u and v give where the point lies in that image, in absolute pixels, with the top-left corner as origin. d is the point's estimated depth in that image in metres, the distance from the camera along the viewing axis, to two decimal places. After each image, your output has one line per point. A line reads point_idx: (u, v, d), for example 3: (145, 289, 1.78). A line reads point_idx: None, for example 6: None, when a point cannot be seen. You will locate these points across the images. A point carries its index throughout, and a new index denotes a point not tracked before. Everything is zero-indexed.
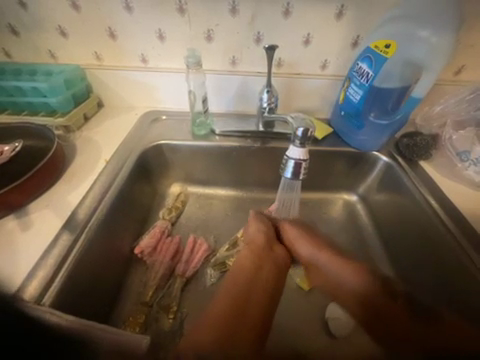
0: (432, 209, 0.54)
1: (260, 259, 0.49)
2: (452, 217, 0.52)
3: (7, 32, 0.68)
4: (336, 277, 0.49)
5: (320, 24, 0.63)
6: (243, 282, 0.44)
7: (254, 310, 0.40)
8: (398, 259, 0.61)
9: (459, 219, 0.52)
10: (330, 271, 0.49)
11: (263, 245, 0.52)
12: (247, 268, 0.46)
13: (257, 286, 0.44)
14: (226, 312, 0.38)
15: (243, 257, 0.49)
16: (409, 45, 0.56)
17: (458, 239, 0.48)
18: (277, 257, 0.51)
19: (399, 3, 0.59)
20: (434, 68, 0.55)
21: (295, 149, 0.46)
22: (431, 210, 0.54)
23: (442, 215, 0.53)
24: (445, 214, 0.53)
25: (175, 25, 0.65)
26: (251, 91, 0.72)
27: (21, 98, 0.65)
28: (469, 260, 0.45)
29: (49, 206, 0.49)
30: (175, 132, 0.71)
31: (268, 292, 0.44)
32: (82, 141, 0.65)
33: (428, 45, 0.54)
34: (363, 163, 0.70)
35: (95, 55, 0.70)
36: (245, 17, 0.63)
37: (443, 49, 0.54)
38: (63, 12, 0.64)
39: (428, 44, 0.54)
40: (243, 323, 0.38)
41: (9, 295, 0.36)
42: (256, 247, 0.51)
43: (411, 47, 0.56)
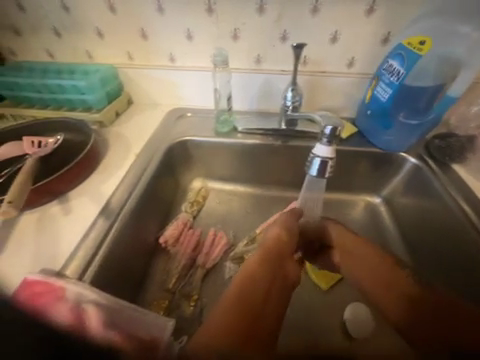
0: (465, 214, 0.51)
1: (273, 265, 0.43)
2: None
3: (51, 35, 0.74)
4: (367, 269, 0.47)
5: (349, 20, 0.62)
6: (256, 287, 0.39)
7: (263, 323, 0.36)
8: (424, 265, 0.58)
9: None
10: (363, 266, 0.48)
11: (277, 251, 0.45)
12: (257, 277, 0.41)
13: (265, 297, 0.39)
14: (236, 319, 0.35)
15: (252, 262, 0.43)
16: (446, 42, 0.54)
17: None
18: (289, 268, 0.44)
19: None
20: (474, 64, 0.51)
21: (321, 148, 0.46)
22: (463, 214, 0.51)
23: (475, 220, 0.50)
24: (478, 219, 0.50)
25: (203, 25, 0.67)
26: (274, 89, 0.73)
27: (61, 95, 0.70)
28: None
29: (86, 195, 0.53)
30: (199, 129, 0.73)
31: (277, 303, 0.40)
32: (113, 136, 0.70)
33: (468, 41, 0.52)
34: (388, 164, 0.67)
35: (128, 55, 0.74)
36: (272, 15, 0.64)
37: None
38: (101, 15, 0.69)
39: (467, 39, 0.52)
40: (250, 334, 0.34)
41: (54, 271, 0.40)
42: (270, 251, 0.45)
43: (448, 45, 0.54)
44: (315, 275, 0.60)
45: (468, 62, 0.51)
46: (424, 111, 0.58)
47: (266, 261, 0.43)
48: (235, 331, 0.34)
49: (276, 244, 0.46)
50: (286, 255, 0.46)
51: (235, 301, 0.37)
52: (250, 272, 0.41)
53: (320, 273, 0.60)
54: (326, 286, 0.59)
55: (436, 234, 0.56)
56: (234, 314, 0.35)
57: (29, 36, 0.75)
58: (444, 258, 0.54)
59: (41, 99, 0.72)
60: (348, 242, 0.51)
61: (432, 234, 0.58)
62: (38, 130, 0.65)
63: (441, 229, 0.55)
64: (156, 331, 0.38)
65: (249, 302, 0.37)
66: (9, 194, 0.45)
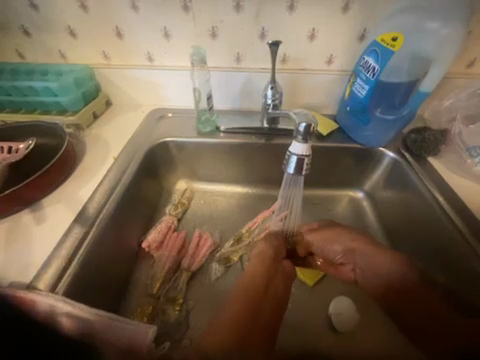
0: (439, 204, 0.53)
1: (271, 269, 0.49)
2: (458, 212, 0.52)
3: (19, 34, 0.70)
4: (378, 265, 0.48)
5: (326, 18, 0.63)
6: (255, 286, 0.44)
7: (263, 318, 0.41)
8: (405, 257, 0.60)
9: (465, 214, 0.51)
10: (372, 266, 0.49)
11: (273, 256, 0.51)
12: (256, 280, 0.45)
13: (264, 296, 0.44)
14: (241, 318, 0.38)
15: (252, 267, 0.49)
16: (417, 39, 0.55)
17: (464, 234, 0.48)
18: (285, 268, 0.51)
19: None
20: (443, 61, 0.53)
21: (297, 146, 0.46)
22: (439, 206, 0.53)
23: (449, 211, 0.52)
24: (452, 211, 0.52)
25: (180, 23, 0.65)
26: (256, 88, 0.72)
27: (33, 98, 0.67)
28: (471, 251, 0.46)
29: (61, 201, 0.51)
30: (181, 130, 0.72)
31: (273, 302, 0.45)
32: (91, 139, 0.67)
33: (437, 38, 0.53)
34: (368, 160, 0.69)
35: (103, 54, 0.71)
36: (250, 13, 0.63)
37: (454, 42, 0.53)
38: (72, 13, 0.66)
39: (437, 36, 0.53)
40: (253, 330, 0.38)
41: (25, 284, 0.38)
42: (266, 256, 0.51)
43: (419, 42, 0.55)
44: (301, 273, 0.61)
45: (437, 58, 0.54)
46: (399, 107, 0.59)
47: (264, 266, 0.49)
48: (238, 329, 0.37)
49: (271, 249, 0.52)
50: (281, 258, 0.53)
51: (239, 302, 0.41)
52: (250, 276, 0.46)
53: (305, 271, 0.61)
54: (312, 283, 0.60)
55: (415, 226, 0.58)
56: (239, 313, 0.39)
57: None
58: (423, 250, 0.56)
59: (11, 102, 0.68)
60: (355, 253, 0.51)
61: (412, 226, 0.59)
62: (8, 135, 0.62)
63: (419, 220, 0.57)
64: (138, 338, 0.36)
65: (254, 301, 0.42)
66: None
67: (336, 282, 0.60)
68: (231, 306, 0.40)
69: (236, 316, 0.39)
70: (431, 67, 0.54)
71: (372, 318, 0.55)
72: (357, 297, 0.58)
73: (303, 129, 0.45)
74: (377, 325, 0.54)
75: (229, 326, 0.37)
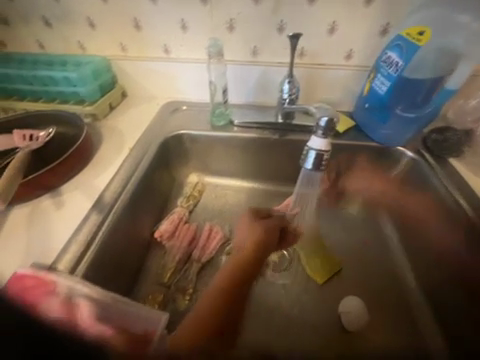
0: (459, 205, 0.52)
1: (256, 258, 0.45)
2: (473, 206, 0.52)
3: (41, 24, 0.71)
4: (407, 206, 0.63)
5: (346, 10, 0.61)
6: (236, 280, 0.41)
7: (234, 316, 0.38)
8: (420, 260, 0.59)
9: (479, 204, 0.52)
10: (405, 208, 0.63)
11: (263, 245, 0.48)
12: (237, 271, 0.42)
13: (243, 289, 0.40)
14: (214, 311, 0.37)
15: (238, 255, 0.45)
16: (445, 33, 0.53)
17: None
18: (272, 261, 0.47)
19: None
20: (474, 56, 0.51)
21: (317, 140, 0.45)
22: (459, 209, 0.52)
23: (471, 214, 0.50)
24: (473, 213, 0.50)
25: (198, 15, 0.65)
26: (271, 82, 0.71)
27: (53, 87, 0.69)
28: None
29: (79, 189, 0.52)
30: (195, 123, 0.72)
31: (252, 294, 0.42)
32: (107, 130, 0.68)
33: (467, 33, 0.52)
34: (386, 158, 0.66)
35: (121, 46, 0.72)
36: (269, 5, 0.62)
37: None
38: (92, 3, 0.67)
39: (468, 33, 0.52)
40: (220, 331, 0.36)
41: (46, 265, 0.40)
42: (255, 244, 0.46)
43: (447, 35, 0.53)
44: (311, 270, 0.60)
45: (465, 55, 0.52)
46: (423, 105, 0.57)
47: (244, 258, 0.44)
48: (214, 320, 0.36)
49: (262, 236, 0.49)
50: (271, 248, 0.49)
51: (214, 294, 0.39)
52: (230, 268, 0.42)
53: (315, 268, 0.60)
54: (322, 281, 0.59)
55: (433, 229, 0.57)
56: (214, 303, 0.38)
57: (18, 26, 0.73)
58: (439, 252, 0.55)
59: (33, 92, 0.70)
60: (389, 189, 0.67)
61: (429, 229, 0.58)
62: (30, 123, 0.64)
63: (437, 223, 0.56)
64: (151, 325, 0.37)
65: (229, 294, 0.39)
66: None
67: (346, 281, 0.60)
68: (210, 296, 0.38)
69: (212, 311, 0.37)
70: (459, 64, 0.53)
71: (382, 320, 0.55)
72: (367, 297, 0.57)
73: (324, 124, 0.45)
74: (388, 327, 0.54)
75: (204, 315, 0.37)
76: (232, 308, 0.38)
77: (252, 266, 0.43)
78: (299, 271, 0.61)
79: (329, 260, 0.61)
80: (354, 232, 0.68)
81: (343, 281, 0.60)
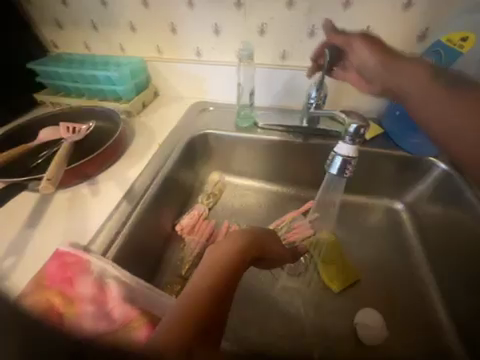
0: None
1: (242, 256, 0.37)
2: None
3: (88, 28, 0.79)
4: None
5: (382, 15, 0.59)
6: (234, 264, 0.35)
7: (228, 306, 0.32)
8: (449, 277, 0.56)
9: None
10: None
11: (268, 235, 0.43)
12: (223, 268, 0.33)
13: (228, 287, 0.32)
14: (198, 306, 0.28)
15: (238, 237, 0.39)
16: None
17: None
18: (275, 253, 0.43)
19: None
20: None
21: (343, 146, 0.45)
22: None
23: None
24: None
25: (231, 19, 0.67)
26: (298, 87, 0.72)
27: (95, 85, 0.75)
28: None
29: (112, 179, 0.57)
30: (220, 123, 0.74)
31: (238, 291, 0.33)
32: (139, 126, 0.73)
33: None
34: (414, 169, 0.64)
35: (157, 48, 0.77)
36: (302, 10, 0.62)
37: None
38: (136, 9, 0.72)
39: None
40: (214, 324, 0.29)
41: (83, 245, 0.44)
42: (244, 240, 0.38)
43: None
44: (328, 278, 0.59)
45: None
46: None
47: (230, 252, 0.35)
48: (197, 317, 0.28)
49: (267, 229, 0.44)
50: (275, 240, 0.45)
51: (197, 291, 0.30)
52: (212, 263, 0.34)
53: (332, 276, 0.59)
54: (338, 289, 0.58)
55: (465, 246, 0.54)
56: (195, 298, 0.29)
57: (69, 29, 0.80)
58: (465, 267, 0.53)
59: (77, 89, 0.77)
60: None
61: (461, 245, 0.55)
62: (73, 117, 0.71)
63: (471, 240, 0.53)
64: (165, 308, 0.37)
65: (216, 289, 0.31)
66: (49, 173, 0.49)
67: (363, 292, 0.58)
68: (192, 291, 0.30)
69: (194, 306, 0.29)
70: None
71: (400, 335, 0.53)
72: (385, 310, 0.56)
73: (352, 131, 0.45)
74: (407, 343, 0.52)
75: (184, 311, 0.28)
76: (219, 302, 0.30)
77: (238, 264, 0.35)
78: (314, 277, 0.61)
79: (348, 270, 0.60)
80: (374, 243, 0.67)
81: (361, 292, 0.58)
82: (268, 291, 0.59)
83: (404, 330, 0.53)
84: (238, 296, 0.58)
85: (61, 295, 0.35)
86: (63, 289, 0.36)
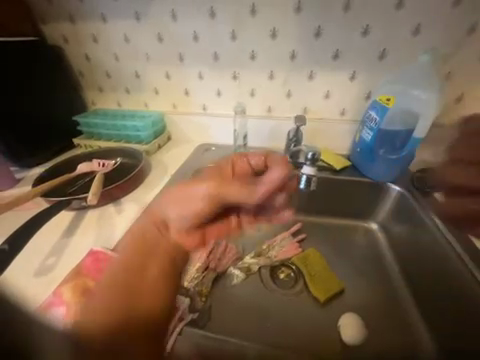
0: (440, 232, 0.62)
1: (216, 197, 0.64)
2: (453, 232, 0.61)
3: (122, 92, 1.03)
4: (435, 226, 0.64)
5: (336, 85, 0.83)
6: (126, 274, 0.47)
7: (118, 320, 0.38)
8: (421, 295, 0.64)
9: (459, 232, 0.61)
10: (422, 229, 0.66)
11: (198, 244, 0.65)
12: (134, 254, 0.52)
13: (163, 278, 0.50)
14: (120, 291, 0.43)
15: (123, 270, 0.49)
16: (406, 100, 0.72)
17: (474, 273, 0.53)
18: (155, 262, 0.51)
19: (396, 70, 0.77)
20: (428, 116, 0.69)
21: (306, 168, 0.75)
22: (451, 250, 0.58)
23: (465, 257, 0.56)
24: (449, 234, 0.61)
25: (230, 86, 0.91)
26: (282, 131, 0.92)
27: (123, 132, 0.96)
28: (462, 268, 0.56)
29: (134, 201, 0.71)
30: (221, 159, 0.92)
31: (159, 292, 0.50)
32: (156, 162, 0.91)
33: (421, 101, 0.70)
34: (378, 193, 0.79)
35: (173, 105, 1.00)
36: (280, 80, 0.86)
37: (433, 104, 0.70)
38: (159, 79, 0.97)
39: (420, 100, 0.70)
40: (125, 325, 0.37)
41: (111, 248, 0.56)
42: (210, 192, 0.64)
43: (408, 102, 0.72)
44: (314, 288, 0.67)
45: (424, 115, 0.70)
46: (400, 149, 0.73)
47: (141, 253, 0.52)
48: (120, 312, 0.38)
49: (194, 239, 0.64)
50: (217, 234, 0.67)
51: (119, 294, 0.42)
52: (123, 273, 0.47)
53: (318, 286, 0.67)
54: (324, 299, 0.65)
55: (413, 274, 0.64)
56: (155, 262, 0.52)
57: (107, 93, 1.04)
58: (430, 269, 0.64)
59: (109, 134, 0.98)
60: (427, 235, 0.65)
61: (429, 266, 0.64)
62: (103, 154, 0.89)
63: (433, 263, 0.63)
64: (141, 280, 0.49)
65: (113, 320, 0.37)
66: (92, 191, 0.65)
67: (349, 303, 0.66)
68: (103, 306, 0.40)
69: (114, 311, 0.38)
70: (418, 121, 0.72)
71: (383, 334, 0.60)
72: (366, 313, 0.64)
73: (310, 158, 0.74)
74: (387, 339, 0.59)
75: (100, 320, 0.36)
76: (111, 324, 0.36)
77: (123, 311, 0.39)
78: (304, 288, 0.69)
79: (332, 281, 0.69)
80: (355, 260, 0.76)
81: (344, 302, 0.66)
82: (261, 301, 0.67)
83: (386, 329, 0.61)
84: (238, 302, 0.66)
85: (95, 279, 0.48)
86: (97, 277, 0.48)
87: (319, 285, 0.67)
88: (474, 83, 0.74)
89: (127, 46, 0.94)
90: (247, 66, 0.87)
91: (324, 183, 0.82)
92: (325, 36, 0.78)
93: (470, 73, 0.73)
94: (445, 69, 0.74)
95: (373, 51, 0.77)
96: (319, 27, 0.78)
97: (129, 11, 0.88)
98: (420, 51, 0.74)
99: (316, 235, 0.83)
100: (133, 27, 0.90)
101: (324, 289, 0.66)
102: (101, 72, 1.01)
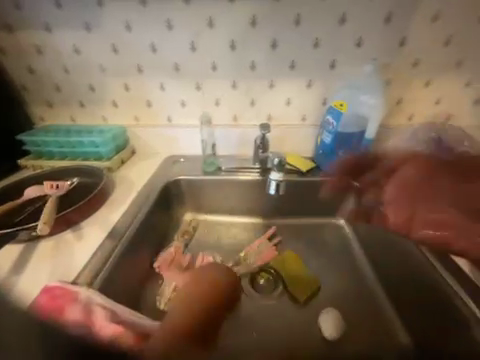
0: None
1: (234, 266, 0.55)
2: None
3: (76, 106, 0.95)
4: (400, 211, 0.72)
5: (295, 92, 0.88)
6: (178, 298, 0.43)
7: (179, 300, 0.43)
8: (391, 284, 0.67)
9: None
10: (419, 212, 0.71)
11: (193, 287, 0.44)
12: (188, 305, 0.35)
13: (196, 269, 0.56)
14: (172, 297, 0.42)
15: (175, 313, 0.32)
16: (356, 105, 0.80)
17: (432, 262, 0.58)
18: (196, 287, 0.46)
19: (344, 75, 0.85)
20: (376, 118, 0.79)
21: (275, 175, 0.77)
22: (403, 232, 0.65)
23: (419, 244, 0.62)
24: None
25: (194, 96, 0.91)
26: (249, 139, 0.94)
27: (79, 149, 0.88)
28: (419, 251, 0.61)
29: (96, 223, 0.65)
30: (190, 170, 0.90)
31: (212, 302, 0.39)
32: (120, 178, 0.85)
33: (369, 105, 0.79)
34: (341, 190, 0.85)
35: (135, 118, 0.95)
36: (243, 89, 0.89)
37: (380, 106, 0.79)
38: (117, 91, 0.92)
39: (368, 103, 0.79)
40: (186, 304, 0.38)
41: (70, 280, 0.50)
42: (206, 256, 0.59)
43: (357, 106, 0.80)
44: (294, 289, 0.69)
45: (372, 117, 0.79)
46: (356, 149, 0.81)
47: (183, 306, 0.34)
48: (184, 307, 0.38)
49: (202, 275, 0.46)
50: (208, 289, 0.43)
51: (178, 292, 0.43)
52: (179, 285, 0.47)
53: (297, 286, 0.69)
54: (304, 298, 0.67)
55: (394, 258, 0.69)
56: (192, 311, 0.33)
57: (57, 108, 0.95)
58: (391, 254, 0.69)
59: (62, 151, 0.89)
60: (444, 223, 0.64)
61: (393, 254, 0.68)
62: (56, 175, 0.80)
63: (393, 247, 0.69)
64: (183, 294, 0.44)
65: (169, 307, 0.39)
66: (43, 218, 0.59)
67: (326, 299, 0.68)
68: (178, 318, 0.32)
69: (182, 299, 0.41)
70: (368, 123, 0.80)
71: (359, 325, 0.63)
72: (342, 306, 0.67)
73: (276, 164, 0.77)
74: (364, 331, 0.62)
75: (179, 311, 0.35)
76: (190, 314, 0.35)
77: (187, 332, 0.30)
78: (284, 291, 0.70)
79: (310, 279, 0.71)
80: (328, 256, 0.79)
81: (322, 299, 0.68)
82: (242, 312, 0.66)
83: (361, 319, 0.64)
84: None
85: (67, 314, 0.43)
86: None
87: (298, 286, 0.69)
88: (408, 87, 0.85)
89: (79, 56, 0.87)
90: (209, 76, 0.88)
91: (293, 186, 0.85)
92: (282, 47, 0.83)
93: (404, 79, 0.84)
94: (385, 77, 0.84)
95: (325, 61, 0.84)
96: (275, 39, 0.82)
97: (78, 20, 0.83)
98: (363, 60, 0.83)
99: (290, 236, 0.85)
100: (84, 37, 0.85)
101: (302, 289, 0.68)
102: (50, 84, 0.92)
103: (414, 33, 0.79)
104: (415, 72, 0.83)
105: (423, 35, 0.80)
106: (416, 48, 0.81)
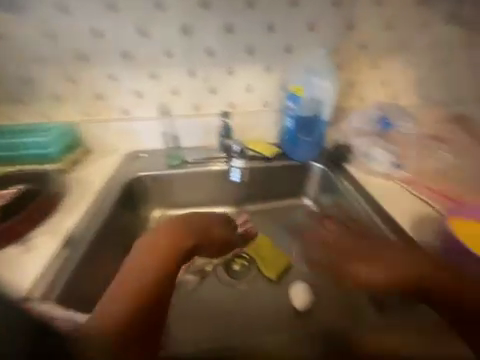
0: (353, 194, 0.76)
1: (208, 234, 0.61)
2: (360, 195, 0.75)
3: (9, 102, 0.82)
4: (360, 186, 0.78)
5: (254, 78, 0.87)
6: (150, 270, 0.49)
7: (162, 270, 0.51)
8: None
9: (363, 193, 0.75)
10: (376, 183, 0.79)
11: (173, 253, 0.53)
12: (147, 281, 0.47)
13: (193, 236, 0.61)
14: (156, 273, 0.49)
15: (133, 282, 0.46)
16: (311, 89, 0.83)
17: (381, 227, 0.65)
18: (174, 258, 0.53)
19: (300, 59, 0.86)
20: (330, 101, 0.84)
21: (237, 162, 0.85)
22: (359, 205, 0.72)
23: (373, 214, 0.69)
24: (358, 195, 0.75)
25: (149, 86, 0.84)
26: (212, 128, 0.90)
27: (21, 153, 0.79)
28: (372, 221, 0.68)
29: (51, 234, 0.61)
30: (153, 165, 0.85)
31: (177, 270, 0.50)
32: (74, 181, 0.77)
33: (323, 89, 0.83)
34: (305, 172, 0.88)
35: (84, 112, 0.86)
36: (201, 76, 0.85)
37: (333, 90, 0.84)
38: (58, 84, 0.82)
39: (322, 87, 0.83)
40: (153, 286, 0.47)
41: (21, 299, 0.46)
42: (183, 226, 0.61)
43: (312, 91, 0.84)
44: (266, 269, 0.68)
45: (326, 101, 0.84)
46: (314, 132, 0.85)
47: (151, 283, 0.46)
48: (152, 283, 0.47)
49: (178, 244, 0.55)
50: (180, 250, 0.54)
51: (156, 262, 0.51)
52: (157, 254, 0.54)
53: (268, 265, 0.68)
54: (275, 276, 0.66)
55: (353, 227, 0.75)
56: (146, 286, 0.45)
57: None
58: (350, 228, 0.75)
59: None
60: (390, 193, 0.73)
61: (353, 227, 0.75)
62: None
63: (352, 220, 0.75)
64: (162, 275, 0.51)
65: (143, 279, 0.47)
66: None
67: None
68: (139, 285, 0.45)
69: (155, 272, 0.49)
70: (323, 106, 0.85)
71: None
72: None
73: (238, 152, 0.86)
74: None
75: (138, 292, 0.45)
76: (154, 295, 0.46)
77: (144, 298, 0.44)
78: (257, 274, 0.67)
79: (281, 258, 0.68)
80: None
81: None
82: None
83: None
84: None
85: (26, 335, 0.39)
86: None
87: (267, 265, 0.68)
88: (359, 70, 0.90)
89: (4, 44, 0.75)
90: (163, 63, 0.82)
91: (259, 173, 0.88)
92: (236, 32, 0.81)
93: (354, 63, 0.89)
94: (336, 61, 0.88)
95: (280, 46, 0.84)
96: (229, 24, 0.80)
97: None
98: (316, 44, 0.85)
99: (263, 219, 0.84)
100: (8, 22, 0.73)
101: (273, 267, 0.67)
102: None
103: (359, 18, 0.84)
104: (363, 56, 0.88)
105: (367, 20, 0.84)
106: (362, 33, 0.86)
